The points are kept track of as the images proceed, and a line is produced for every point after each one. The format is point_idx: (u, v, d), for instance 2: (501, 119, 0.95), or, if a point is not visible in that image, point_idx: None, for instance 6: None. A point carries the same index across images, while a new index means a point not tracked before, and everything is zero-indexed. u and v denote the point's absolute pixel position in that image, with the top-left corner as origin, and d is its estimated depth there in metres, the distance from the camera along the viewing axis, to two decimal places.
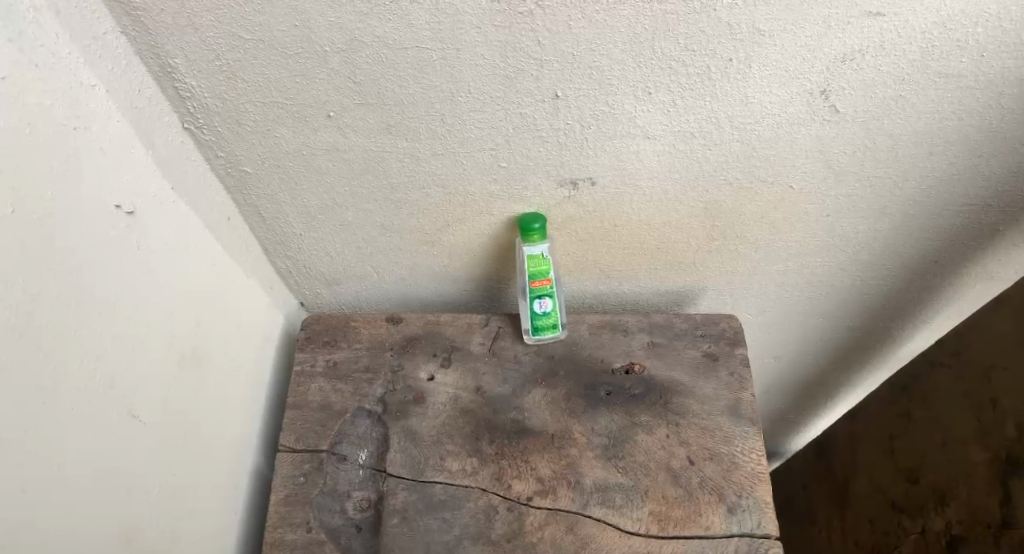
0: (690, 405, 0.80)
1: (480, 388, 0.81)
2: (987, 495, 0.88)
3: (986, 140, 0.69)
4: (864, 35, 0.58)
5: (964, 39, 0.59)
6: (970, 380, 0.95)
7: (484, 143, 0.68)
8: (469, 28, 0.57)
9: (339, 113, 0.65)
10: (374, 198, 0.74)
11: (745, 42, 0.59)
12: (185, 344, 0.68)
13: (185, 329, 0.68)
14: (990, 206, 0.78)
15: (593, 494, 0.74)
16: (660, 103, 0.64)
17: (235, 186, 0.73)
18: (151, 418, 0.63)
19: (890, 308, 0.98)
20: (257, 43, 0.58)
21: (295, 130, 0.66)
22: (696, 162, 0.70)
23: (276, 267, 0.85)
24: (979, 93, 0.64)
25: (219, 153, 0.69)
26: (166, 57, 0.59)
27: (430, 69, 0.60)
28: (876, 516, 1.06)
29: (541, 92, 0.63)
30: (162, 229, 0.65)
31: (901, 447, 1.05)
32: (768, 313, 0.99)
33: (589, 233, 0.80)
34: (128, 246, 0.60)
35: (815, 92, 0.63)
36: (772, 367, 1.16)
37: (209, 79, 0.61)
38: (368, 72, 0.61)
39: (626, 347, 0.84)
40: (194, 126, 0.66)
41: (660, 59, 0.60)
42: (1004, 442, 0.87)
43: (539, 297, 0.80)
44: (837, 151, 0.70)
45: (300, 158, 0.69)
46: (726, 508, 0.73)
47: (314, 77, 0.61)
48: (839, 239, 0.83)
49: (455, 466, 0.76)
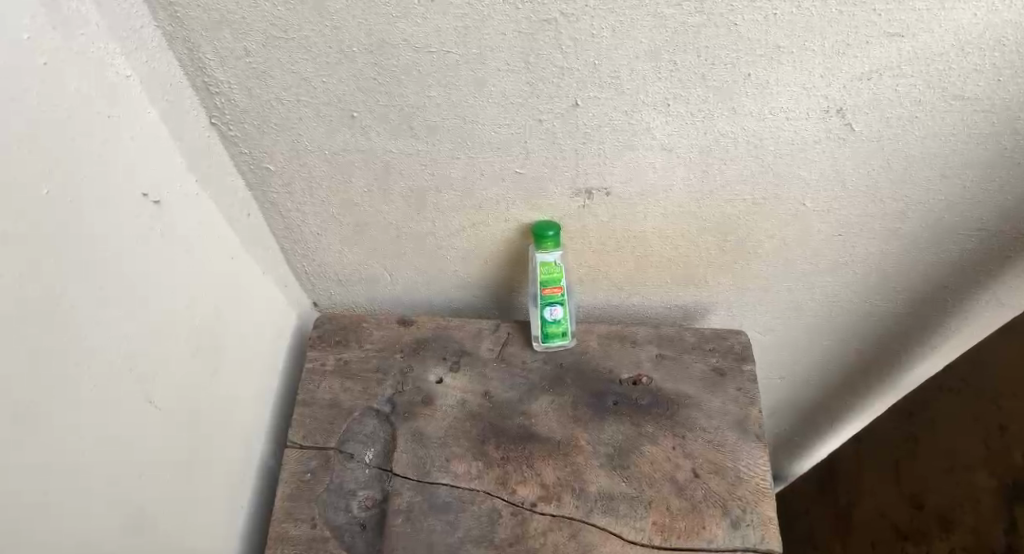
0: (697, 418, 0.80)
1: (488, 393, 0.82)
2: (992, 523, 0.88)
3: (999, 165, 0.70)
4: (882, 55, 0.59)
5: (980, 64, 0.60)
6: (978, 406, 0.95)
7: (502, 150, 0.69)
8: (495, 34, 0.58)
9: (362, 114, 0.66)
10: (391, 201, 0.75)
11: (763, 59, 0.60)
12: (204, 335, 0.69)
13: (207, 318, 0.70)
14: (1001, 232, 0.78)
15: (596, 503, 0.73)
16: (676, 116, 0.65)
17: (256, 182, 0.74)
18: (169, 405, 0.64)
19: (896, 329, 0.97)
20: (289, 42, 0.60)
21: (318, 130, 0.68)
22: (710, 176, 0.71)
23: (290, 266, 0.86)
24: (994, 117, 0.64)
25: (244, 149, 0.70)
26: (198, 52, 0.61)
27: (455, 73, 0.62)
28: (879, 539, 1.07)
29: (562, 100, 0.64)
30: (187, 221, 0.66)
31: (906, 472, 1.06)
32: (776, 332, 0.99)
33: (602, 243, 0.81)
34: (155, 236, 0.62)
35: (831, 111, 0.64)
36: (779, 386, 1.16)
37: (238, 75, 0.63)
38: (394, 75, 0.62)
39: (635, 359, 0.85)
40: (220, 122, 0.67)
41: (680, 73, 0.61)
42: (1013, 469, 0.87)
43: (551, 305, 0.80)
44: (851, 169, 0.71)
45: (323, 159, 0.71)
46: (730, 522, 0.72)
47: (340, 78, 0.62)
48: (851, 258, 0.83)
49: (461, 468, 0.76)
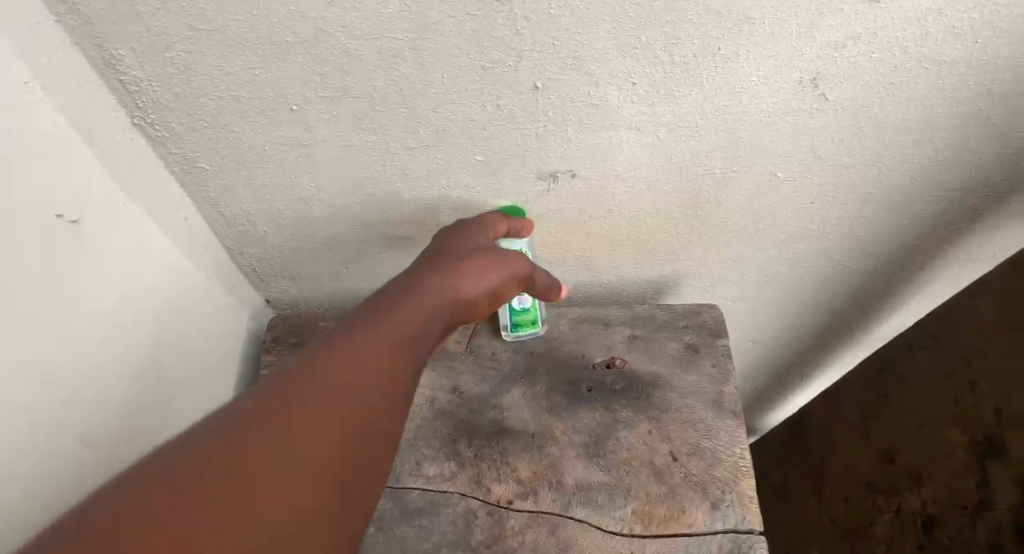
0: (672, 399, 0.78)
1: (458, 388, 0.79)
2: (964, 479, 0.96)
3: (975, 127, 0.67)
4: (858, 22, 0.55)
5: (960, 26, 0.56)
6: (949, 365, 1.02)
7: (458, 137, 0.64)
8: (442, 18, 0.53)
9: (302, 106, 0.60)
10: (342, 193, 0.70)
11: (734, 31, 0.55)
12: (145, 362, 0.66)
13: (146, 345, 0.66)
14: (975, 193, 0.76)
15: (575, 496, 0.71)
16: (642, 94, 0.61)
17: (191, 182, 0.68)
18: (112, 440, 0.61)
19: (867, 293, 0.96)
20: (213, 34, 0.53)
21: (254, 125, 0.61)
22: (679, 152, 0.68)
23: (237, 265, 0.80)
24: (971, 80, 0.61)
25: (173, 149, 0.64)
26: (109, 48, 0.54)
27: (401, 59, 0.56)
28: (852, 494, 1.14)
29: (521, 83, 0.59)
30: (112, 236, 0.62)
31: (877, 429, 1.12)
32: (747, 299, 0.98)
33: (569, 225, 0.77)
34: (80, 265, 0.58)
35: (806, 81, 0.60)
36: (752, 351, 1.14)
37: (158, 71, 0.56)
38: (333, 64, 0.56)
39: (607, 341, 0.83)
40: (144, 121, 0.61)
41: (645, 49, 0.56)
42: (981, 424, 0.96)
43: None
44: (824, 139, 0.67)
45: (262, 155, 0.65)
46: (710, 505, 0.70)
47: (274, 70, 0.56)
48: (824, 225, 0.81)
49: (433, 471, 0.73)
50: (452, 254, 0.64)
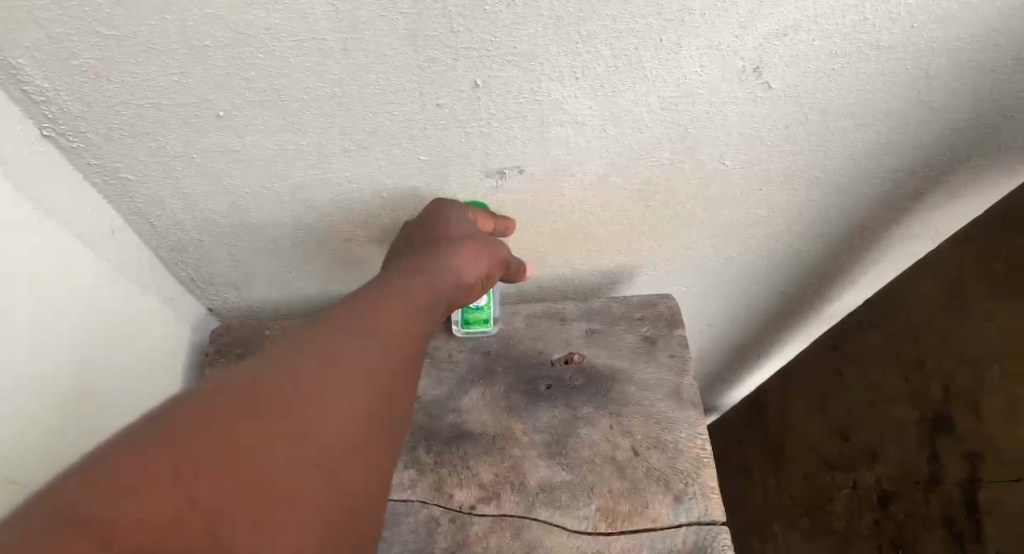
0: (632, 392, 0.78)
1: (415, 393, 0.78)
2: (916, 455, 0.97)
3: (914, 110, 0.68)
4: (797, 10, 0.55)
5: (896, 12, 0.57)
6: (897, 343, 1.02)
7: (399, 138, 0.62)
8: (372, 17, 0.50)
9: (230, 112, 0.57)
10: (281, 199, 0.67)
11: (674, 22, 0.54)
12: (73, 395, 0.62)
13: (73, 375, 0.62)
14: (916, 173, 0.77)
15: (538, 496, 0.70)
16: (586, 89, 0.59)
17: (118, 195, 0.64)
18: (36, 479, 0.57)
19: (815, 275, 0.98)
20: (126, 40, 0.50)
21: (180, 132, 0.58)
22: (627, 146, 0.67)
23: (175, 277, 0.77)
24: (909, 64, 0.62)
25: (94, 160, 0.60)
26: (9, 57, 0.50)
27: (332, 60, 0.53)
28: (810, 470, 1.17)
29: (460, 82, 0.57)
30: (28, 258, 0.58)
31: (832, 406, 1.14)
32: (701, 286, 0.98)
33: (526, 219, 0.76)
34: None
35: (748, 70, 0.60)
36: (707, 334, 1.15)
37: (67, 79, 0.53)
38: (260, 67, 0.53)
39: (565, 337, 0.83)
40: (56, 132, 0.57)
41: (586, 44, 0.55)
42: (931, 401, 0.95)
43: None
44: (770, 127, 0.67)
45: (192, 163, 0.62)
46: (674, 499, 0.70)
47: (196, 75, 0.53)
48: (773, 210, 0.82)
49: (392, 479, 0.71)
50: (444, 238, 0.64)
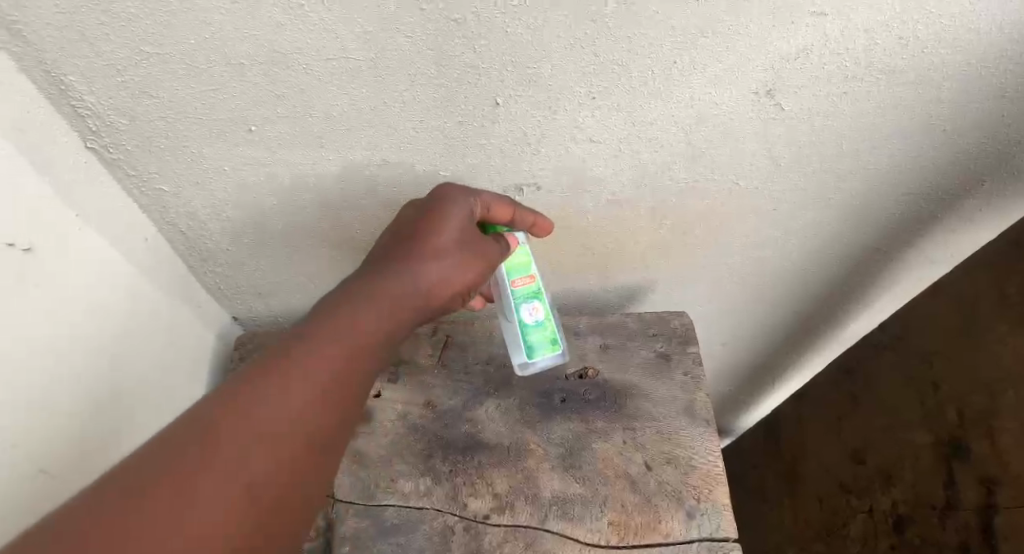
0: (646, 407, 0.79)
1: (431, 403, 0.79)
2: (932, 480, 0.91)
3: (925, 133, 0.69)
4: (809, 35, 0.57)
5: (906, 37, 0.58)
6: (913, 366, 0.97)
7: (422, 153, 0.64)
8: (400, 37, 0.53)
9: (261, 126, 0.59)
10: (306, 210, 0.70)
11: (689, 45, 0.56)
12: (105, 395, 0.64)
13: (107, 374, 0.65)
14: (929, 196, 0.78)
15: (551, 508, 0.71)
16: (604, 107, 0.61)
17: (151, 204, 0.67)
18: (68, 477, 0.60)
19: (829, 295, 0.98)
20: (166, 57, 0.53)
21: (213, 145, 0.61)
22: (643, 164, 0.69)
23: (202, 285, 0.79)
24: (920, 88, 0.63)
25: (131, 171, 0.63)
26: (58, 74, 0.54)
27: (360, 79, 0.56)
28: (825, 493, 1.13)
29: (481, 100, 0.59)
30: (68, 264, 0.61)
31: (847, 428, 1.10)
32: (715, 305, 0.99)
33: (564, 229, 0.78)
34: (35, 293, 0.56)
35: (761, 92, 0.62)
36: (721, 352, 1.16)
37: (110, 94, 0.56)
38: (292, 84, 0.56)
39: (580, 351, 0.84)
40: (99, 145, 0.60)
41: (603, 64, 0.57)
42: (947, 427, 0.90)
43: (529, 302, 0.75)
44: (783, 148, 0.69)
45: (223, 175, 0.64)
46: (686, 514, 0.71)
47: (230, 91, 0.56)
48: (787, 230, 0.83)
49: (408, 487, 0.73)
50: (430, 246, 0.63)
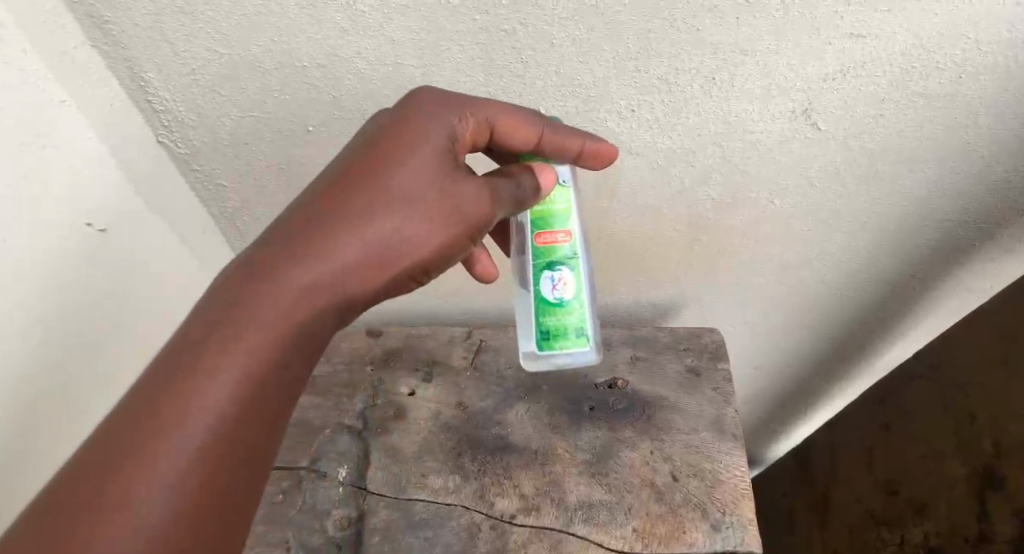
0: (674, 420, 0.80)
1: (463, 403, 0.81)
2: (967, 511, 0.88)
3: (963, 158, 0.70)
4: (845, 56, 0.59)
5: (943, 62, 0.59)
6: (947, 395, 0.96)
7: None
8: (452, 45, 0.56)
9: (319, 127, 0.63)
10: None
11: (728, 62, 0.59)
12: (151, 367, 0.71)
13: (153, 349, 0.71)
14: (967, 223, 0.78)
15: (577, 511, 0.72)
16: (643, 121, 0.64)
17: (210, 198, 0.71)
18: None
19: (863, 321, 0.98)
20: (237, 58, 0.57)
21: (273, 144, 0.65)
22: (679, 179, 0.71)
23: None
24: (957, 113, 0.64)
25: (194, 165, 0.67)
26: (139, 71, 0.58)
27: (412, 86, 0.60)
28: (855, 524, 1.10)
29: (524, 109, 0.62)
30: (136, 244, 0.68)
31: (879, 458, 1.08)
32: (747, 325, 1.00)
33: (622, 237, 0.79)
34: (86, 273, 0.62)
35: (797, 111, 0.64)
36: (751, 374, 1.16)
37: (183, 92, 0.60)
38: (350, 89, 0.60)
39: (610, 362, 0.85)
40: (168, 140, 0.65)
41: (643, 78, 0.60)
42: (982, 456, 0.88)
43: (553, 269, 0.63)
44: (818, 168, 0.70)
45: (279, 174, 0.68)
46: (710, 526, 0.71)
47: (293, 93, 0.60)
48: (821, 251, 0.83)
49: (438, 483, 0.75)
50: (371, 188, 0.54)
